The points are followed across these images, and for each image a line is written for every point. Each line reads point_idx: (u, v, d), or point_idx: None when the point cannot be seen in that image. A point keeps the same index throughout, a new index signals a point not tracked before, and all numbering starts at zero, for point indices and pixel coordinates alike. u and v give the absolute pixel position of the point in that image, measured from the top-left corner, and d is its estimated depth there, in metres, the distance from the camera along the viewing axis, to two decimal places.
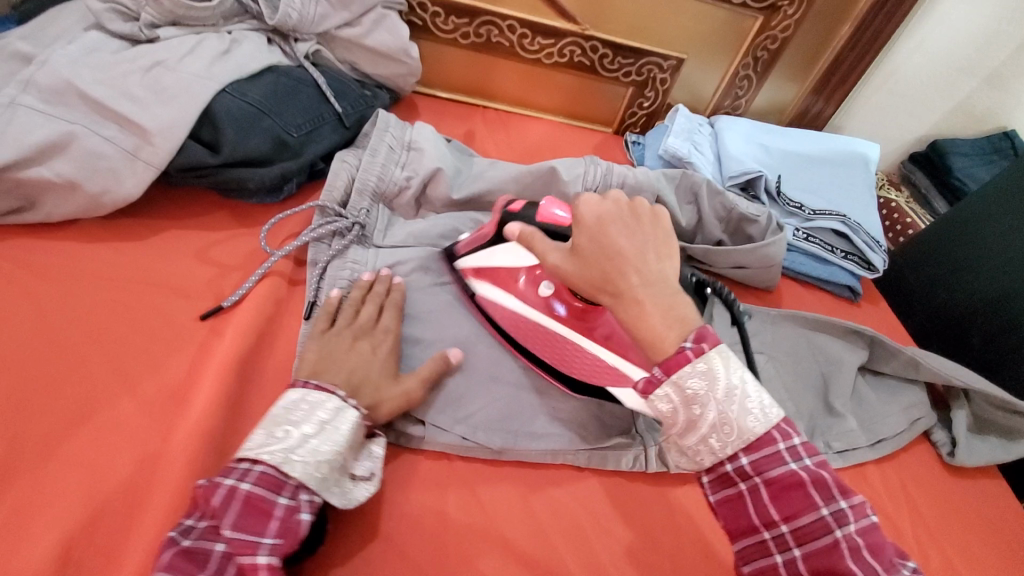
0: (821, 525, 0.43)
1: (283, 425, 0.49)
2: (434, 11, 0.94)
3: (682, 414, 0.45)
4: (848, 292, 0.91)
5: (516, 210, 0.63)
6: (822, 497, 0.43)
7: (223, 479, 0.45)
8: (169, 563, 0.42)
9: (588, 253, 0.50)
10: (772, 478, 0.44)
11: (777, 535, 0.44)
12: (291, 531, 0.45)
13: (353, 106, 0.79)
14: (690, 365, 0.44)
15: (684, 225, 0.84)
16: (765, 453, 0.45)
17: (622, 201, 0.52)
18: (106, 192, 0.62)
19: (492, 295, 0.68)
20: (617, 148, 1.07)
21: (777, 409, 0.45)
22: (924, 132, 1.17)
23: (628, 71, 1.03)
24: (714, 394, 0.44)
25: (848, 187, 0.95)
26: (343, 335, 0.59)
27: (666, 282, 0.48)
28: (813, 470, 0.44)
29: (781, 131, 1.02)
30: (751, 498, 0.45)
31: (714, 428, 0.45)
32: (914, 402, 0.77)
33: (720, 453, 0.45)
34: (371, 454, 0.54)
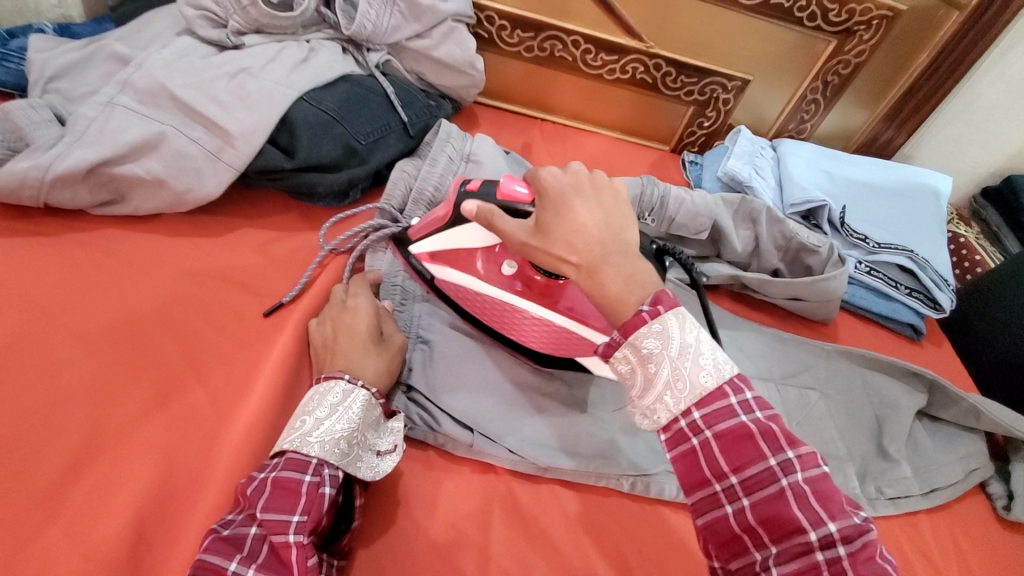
0: (768, 474, 0.39)
1: (301, 414, 0.52)
2: (500, 24, 0.96)
3: (639, 373, 0.44)
4: (911, 331, 0.87)
5: (473, 189, 0.59)
6: (770, 448, 0.40)
7: (258, 474, 0.48)
8: (208, 546, 0.44)
9: (550, 225, 0.50)
10: (722, 431, 0.41)
11: (727, 486, 0.41)
12: (316, 506, 0.47)
13: (418, 116, 0.81)
14: (645, 327, 0.43)
15: (739, 251, 0.83)
16: (716, 406, 0.42)
17: (583, 172, 0.53)
18: (190, 191, 0.66)
19: (453, 278, 0.66)
20: (673, 167, 1.06)
21: (731, 364, 0.43)
22: (999, 166, 1.11)
23: (690, 89, 1.02)
24: (669, 352, 0.42)
25: (917, 221, 0.92)
26: (331, 331, 0.59)
27: (626, 249, 0.48)
28: (764, 421, 0.41)
29: (847, 159, 0.99)
30: (703, 452, 0.41)
31: (668, 385, 0.42)
32: (971, 451, 0.73)
33: (676, 410, 0.42)
34: (391, 429, 0.55)
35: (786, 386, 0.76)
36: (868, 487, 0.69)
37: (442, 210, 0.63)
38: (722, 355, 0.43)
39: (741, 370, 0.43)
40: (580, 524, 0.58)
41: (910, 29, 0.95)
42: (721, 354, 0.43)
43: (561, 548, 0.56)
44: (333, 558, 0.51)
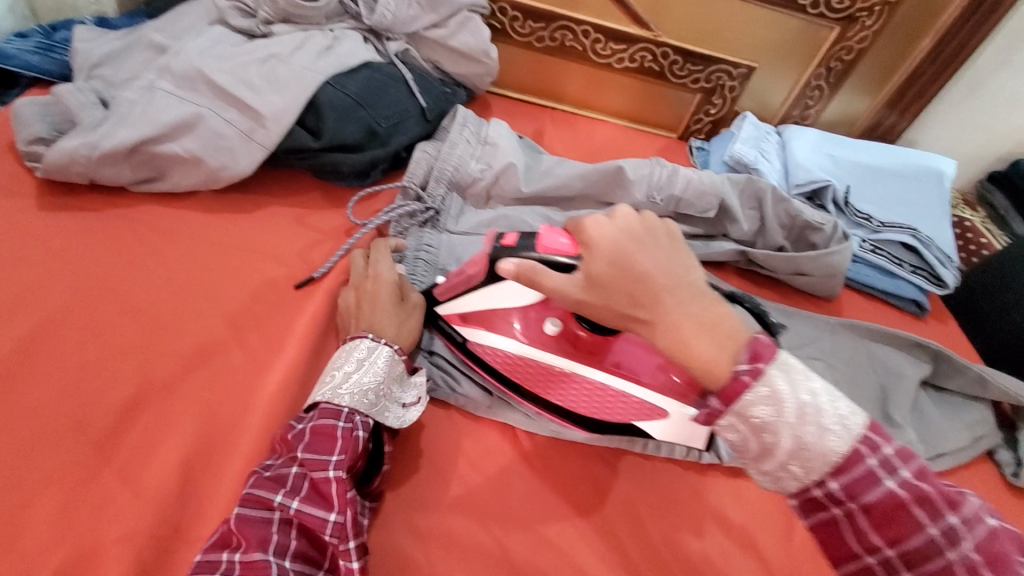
0: (930, 546, 0.39)
1: (329, 371, 0.55)
2: (513, 16, 1.00)
3: (753, 442, 0.42)
4: (914, 307, 0.89)
5: (510, 244, 0.58)
6: (928, 516, 0.40)
7: (296, 424, 0.52)
8: (256, 484, 0.48)
9: (610, 281, 0.48)
10: (870, 503, 0.41)
11: (883, 559, 0.41)
12: (350, 447, 0.51)
13: (435, 101, 0.85)
14: (752, 392, 0.41)
15: (745, 229, 0.85)
16: (856, 474, 0.41)
17: (632, 218, 0.50)
18: (224, 168, 0.70)
19: (488, 341, 0.64)
20: (681, 153, 1.10)
21: (856, 418, 0.42)
22: (1005, 150, 1.13)
23: (697, 77, 1.05)
24: (785, 419, 0.41)
25: (921, 202, 0.94)
26: (355, 298, 0.62)
27: (699, 297, 0.46)
28: (913, 483, 0.41)
29: (852, 143, 1.01)
30: (848, 523, 0.42)
31: (792, 455, 0.41)
32: (977, 420, 0.75)
33: (805, 478, 0.42)
34: (414, 383, 0.58)
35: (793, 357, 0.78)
36: None
37: (473, 270, 0.62)
38: (845, 406, 0.42)
39: (869, 423, 0.42)
40: (595, 480, 0.61)
41: (912, 15, 0.97)
42: (843, 404, 0.42)
43: (578, 501, 0.59)
44: (365, 499, 0.55)
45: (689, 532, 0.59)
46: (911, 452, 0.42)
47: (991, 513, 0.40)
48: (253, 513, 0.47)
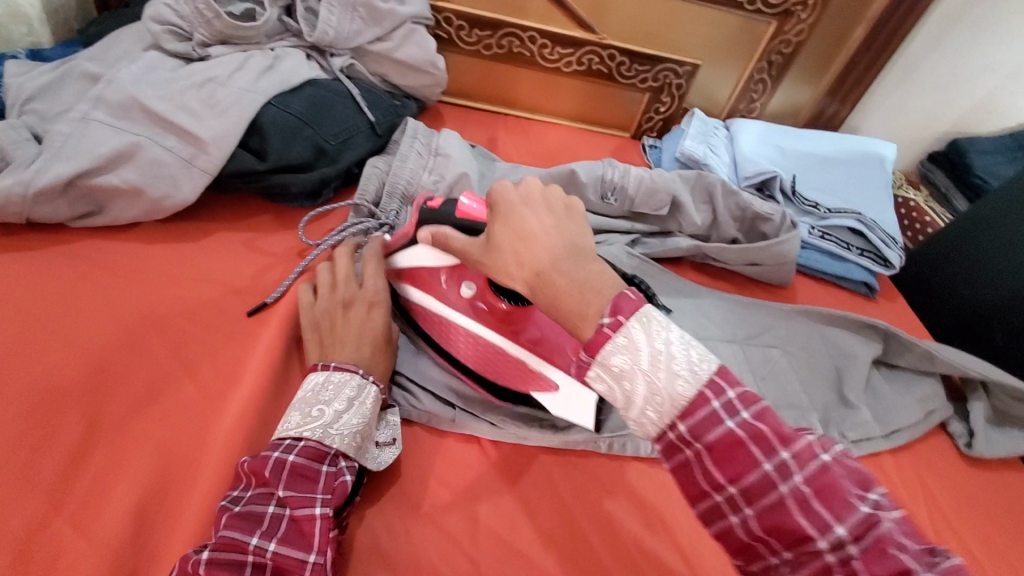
0: (765, 481, 0.37)
1: (316, 403, 0.53)
2: (459, 25, 1.00)
3: (618, 392, 0.41)
4: (865, 289, 0.92)
5: (436, 207, 0.60)
6: (762, 451, 0.37)
7: (270, 453, 0.50)
8: (227, 523, 0.47)
9: (501, 244, 0.49)
10: (712, 442, 0.38)
11: (728, 497, 0.38)
12: (338, 489, 0.51)
13: (385, 115, 0.85)
14: (612, 343, 0.41)
15: (698, 224, 0.87)
16: (700, 415, 0.39)
17: (534, 186, 0.51)
18: (166, 197, 0.68)
19: (420, 298, 0.67)
20: (634, 152, 1.11)
21: (707, 362, 0.40)
22: (945, 130, 1.19)
23: (644, 77, 1.07)
24: (641, 367, 0.40)
25: (864, 186, 0.97)
26: (337, 317, 0.62)
27: (581, 260, 0.45)
28: (752, 422, 0.38)
29: (797, 133, 1.04)
30: (697, 464, 0.39)
31: (648, 401, 0.40)
32: (929, 394, 0.78)
33: (659, 421, 0.40)
34: (389, 422, 0.60)
35: (752, 347, 0.80)
36: (832, 433, 0.74)
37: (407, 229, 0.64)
38: (696, 352, 0.40)
39: (721, 364, 0.40)
40: (566, 486, 0.62)
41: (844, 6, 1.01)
42: (697, 350, 0.40)
43: (549, 508, 0.60)
44: None
45: (660, 530, 0.60)
46: (756, 394, 0.39)
47: (828, 447, 0.38)
48: (223, 557, 0.45)
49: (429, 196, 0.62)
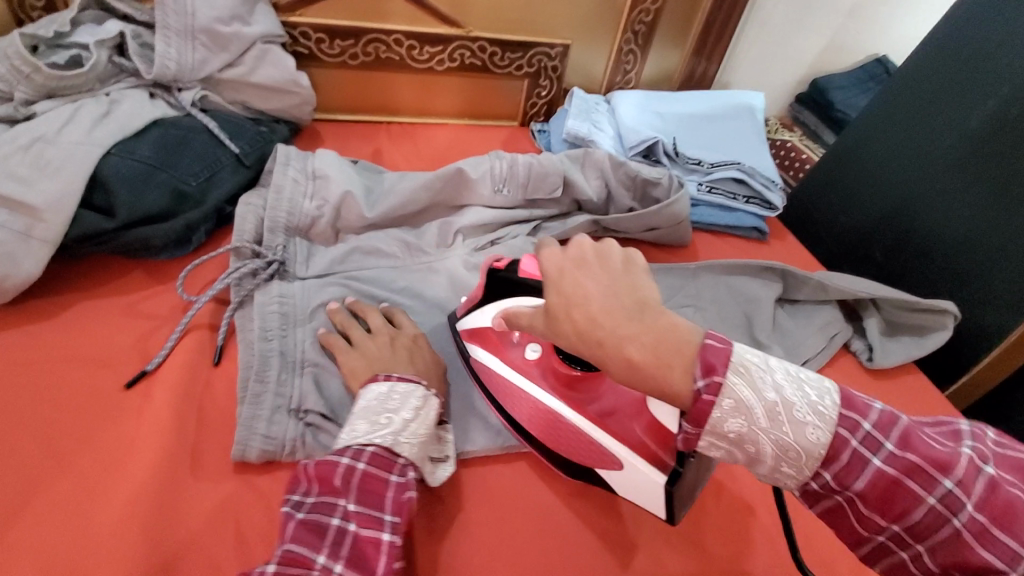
0: (935, 515, 0.39)
1: (384, 411, 0.53)
2: (317, 38, 0.95)
3: (739, 453, 0.42)
4: (756, 233, 0.97)
5: (500, 268, 0.62)
6: (923, 486, 0.39)
7: (341, 458, 0.49)
8: (295, 535, 0.45)
9: (559, 313, 0.45)
10: (862, 490, 0.40)
11: (892, 535, 0.41)
12: (404, 506, 0.49)
13: (251, 144, 0.79)
14: (720, 409, 0.40)
15: (594, 200, 0.88)
16: (844, 463, 0.40)
17: (585, 245, 0.47)
18: (4, 278, 0.60)
19: (487, 361, 0.64)
20: (525, 139, 1.12)
21: (829, 399, 0.41)
22: (803, 74, 1.29)
23: (519, 64, 1.07)
24: (759, 425, 0.40)
25: (740, 137, 1.02)
26: (382, 341, 0.61)
27: (643, 317, 0.43)
28: (899, 457, 0.39)
29: (672, 96, 1.07)
30: (852, 508, 0.41)
31: (780, 456, 0.41)
32: (829, 320, 0.82)
33: (801, 475, 0.41)
34: (444, 441, 0.60)
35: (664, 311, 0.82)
36: None
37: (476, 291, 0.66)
38: (812, 391, 0.41)
39: (848, 394, 0.42)
40: (502, 491, 0.61)
41: None
42: (809, 388, 0.41)
43: (489, 518, 0.58)
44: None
45: (599, 515, 0.60)
46: (891, 421, 0.41)
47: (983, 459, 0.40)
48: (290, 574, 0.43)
49: (496, 257, 0.65)
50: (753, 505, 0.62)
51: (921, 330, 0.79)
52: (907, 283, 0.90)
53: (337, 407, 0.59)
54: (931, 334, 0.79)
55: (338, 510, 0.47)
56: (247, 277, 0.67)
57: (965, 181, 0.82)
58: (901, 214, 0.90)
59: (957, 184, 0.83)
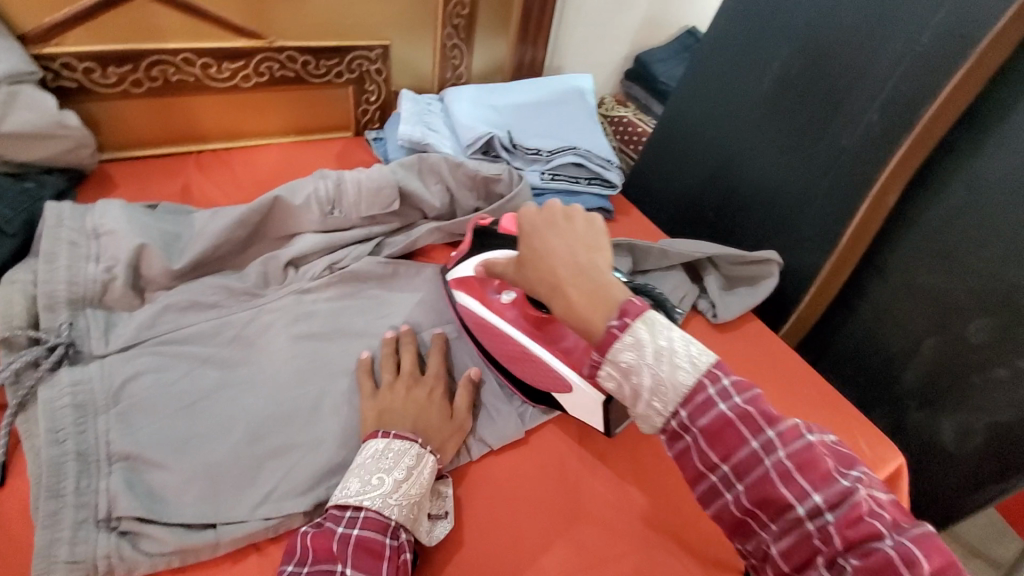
0: (752, 457, 0.43)
1: (377, 471, 0.52)
2: (86, 68, 0.81)
3: (625, 387, 0.47)
4: (602, 213, 0.99)
5: (486, 225, 0.70)
6: (750, 431, 0.43)
7: (335, 525, 0.49)
8: None
9: (527, 260, 0.55)
10: (706, 428, 0.44)
11: (722, 475, 0.44)
12: (399, 569, 0.49)
13: (13, 208, 0.67)
14: (619, 341, 0.46)
15: (437, 206, 0.83)
16: (698, 402, 0.44)
17: (558, 211, 0.57)
18: None
19: (467, 303, 0.68)
20: (361, 149, 1.06)
21: (704, 356, 0.45)
22: (627, 51, 1.35)
23: (338, 71, 1.00)
24: (646, 361, 0.45)
25: (573, 121, 1.04)
26: (397, 391, 0.60)
27: (594, 270, 0.51)
28: (743, 406, 0.44)
29: (503, 88, 1.07)
30: (695, 449, 0.45)
31: (653, 392, 0.45)
32: (677, 285, 0.85)
33: (664, 412, 0.46)
34: (443, 495, 0.59)
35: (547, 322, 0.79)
36: None
37: (465, 245, 0.71)
38: (694, 348, 0.46)
39: (716, 359, 0.46)
40: None
41: None
42: (693, 346, 0.46)
43: None
44: None
45: (480, 541, 0.57)
46: (746, 382, 0.45)
47: (810, 430, 0.45)
48: None
49: (480, 219, 0.72)
50: (625, 484, 0.64)
51: (753, 279, 0.86)
52: (739, 238, 0.96)
53: (156, 502, 0.52)
54: (762, 282, 0.85)
55: None
56: (28, 369, 0.56)
57: (769, 137, 0.89)
58: (726, 173, 0.97)
59: (764, 140, 0.90)
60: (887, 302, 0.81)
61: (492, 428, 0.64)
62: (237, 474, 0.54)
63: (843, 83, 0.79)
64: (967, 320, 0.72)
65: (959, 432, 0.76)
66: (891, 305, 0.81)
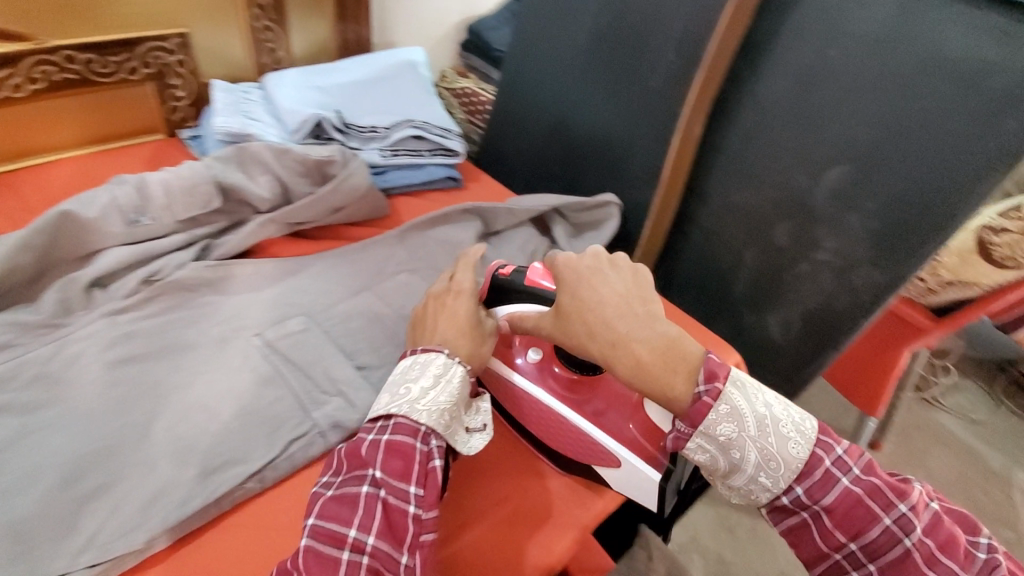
0: (887, 535, 0.47)
1: (404, 382, 0.54)
2: None
3: (723, 460, 0.51)
4: (451, 182, 0.98)
5: (507, 275, 0.64)
6: (881, 507, 0.48)
7: (366, 434, 0.51)
8: (324, 510, 0.48)
9: (571, 310, 0.56)
10: (829, 504, 0.49)
11: (848, 553, 0.49)
12: (430, 478, 0.50)
13: None
14: (715, 412, 0.50)
15: (266, 197, 0.77)
16: (818, 479, 0.49)
17: (600, 256, 0.58)
18: None
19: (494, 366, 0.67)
20: (176, 150, 0.96)
21: (807, 424, 0.51)
22: (457, 21, 1.36)
23: (132, 66, 0.89)
24: (747, 434, 0.50)
25: (406, 94, 1.01)
26: (429, 307, 0.62)
27: (654, 324, 0.54)
28: (863, 480, 0.49)
29: (329, 70, 1.02)
30: (815, 524, 0.50)
31: (761, 466, 0.50)
32: (528, 239, 0.86)
33: (773, 487, 0.50)
34: (480, 409, 0.58)
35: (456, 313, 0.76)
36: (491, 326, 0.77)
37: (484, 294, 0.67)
38: (795, 414, 0.51)
39: (824, 429, 0.51)
40: None
41: None
42: (793, 413, 0.51)
43: None
44: None
45: None
46: (860, 453, 0.50)
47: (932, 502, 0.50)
48: (323, 546, 0.46)
49: (500, 264, 0.66)
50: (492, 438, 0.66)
51: (598, 223, 0.90)
52: (582, 188, 1.00)
53: None
54: (607, 224, 0.89)
55: (364, 479, 0.49)
56: None
57: (592, 88, 0.94)
58: (565, 128, 1.00)
59: (589, 91, 0.94)
60: (712, 225, 0.90)
61: (348, 414, 0.58)
62: (55, 524, 0.48)
63: (642, 30, 0.85)
64: (774, 227, 0.82)
65: (782, 327, 0.85)
66: (716, 227, 0.89)
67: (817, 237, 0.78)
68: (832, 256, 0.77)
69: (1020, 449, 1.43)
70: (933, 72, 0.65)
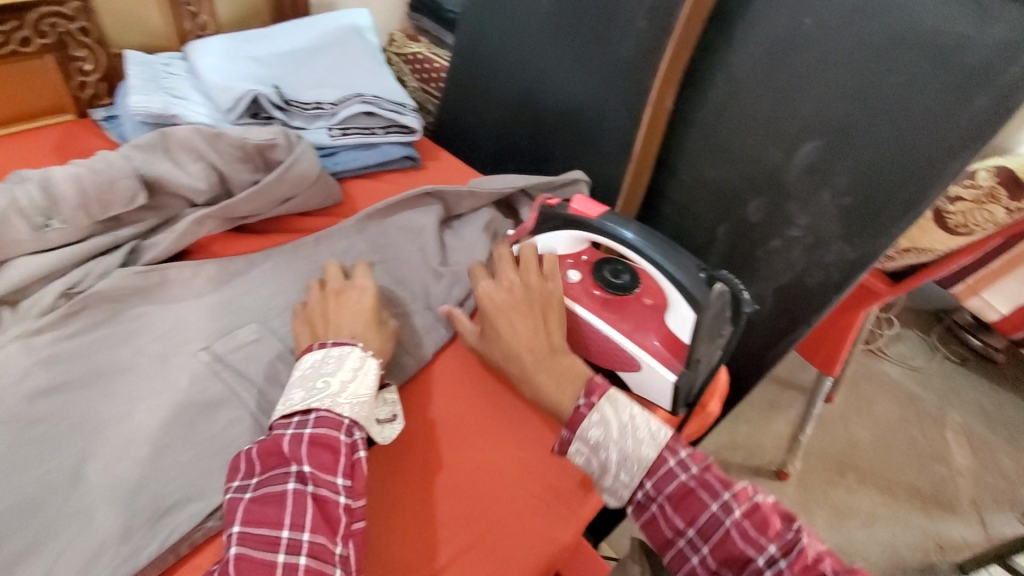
0: (714, 519, 0.47)
1: (319, 376, 0.51)
2: None
3: (594, 461, 0.52)
4: (409, 161, 0.91)
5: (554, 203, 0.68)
6: (710, 494, 0.48)
7: (286, 428, 0.48)
8: (250, 514, 0.44)
9: (490, 333, 0.60)
10: (670, 494, 0.49)
11: (688, 539, 0.48)
12: (357, 467, 0.48)
13: None
14: (589, 419, 0.52)
15: (201, 188, 0.68)
16: (661, 473, 0.50)
17: (518, 283, 0.61)
18: None
19: None
20: (88, 133, 0.84)
21: (663, 427, 0.51)
22: None
23: (23, 36, 0.75)
24: (613, 436, 0.51)
25: (352, 63, 0.92)
26: (326, 304, 0.60)
27: (556, 352, 0.57)
28: (700, 474, 0.49)
29: (263, 36, 0.91)
30: (662, 515, 0.49)
31: (621, 465, 0.50)
32: (491, 220, 0.79)
33: (631, 483, 0.50)
34: (387, 400, 0.57)
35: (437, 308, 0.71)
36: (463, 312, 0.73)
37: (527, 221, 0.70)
38: (654, 421, 0.51)
39: (673, 430, 0.51)
40: None
41: None
42: (653, 420, 0.51)
43: None
44: None
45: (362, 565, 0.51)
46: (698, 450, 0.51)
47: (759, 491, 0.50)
48: (255, 551, 0.43)
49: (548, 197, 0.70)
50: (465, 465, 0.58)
51: None
52: (549, 166, 0.95)
53: None
54: None
55: (288, 475, 0.46)
56: None
57: (559, 55, 0.88)
58: (530, 98, 0.94)
59: (556, 58, 0.88)
60: (684, 199, 0.87)
61: None
62: None
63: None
64: (746, 202, 0.80)
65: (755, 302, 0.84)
66: (687, 201, 0.87)
67: (790, 212, 0.76)
68: (804, 232, 0.76)
69: (954, 390, 1.53)
70: (907, 43, 0.63)
